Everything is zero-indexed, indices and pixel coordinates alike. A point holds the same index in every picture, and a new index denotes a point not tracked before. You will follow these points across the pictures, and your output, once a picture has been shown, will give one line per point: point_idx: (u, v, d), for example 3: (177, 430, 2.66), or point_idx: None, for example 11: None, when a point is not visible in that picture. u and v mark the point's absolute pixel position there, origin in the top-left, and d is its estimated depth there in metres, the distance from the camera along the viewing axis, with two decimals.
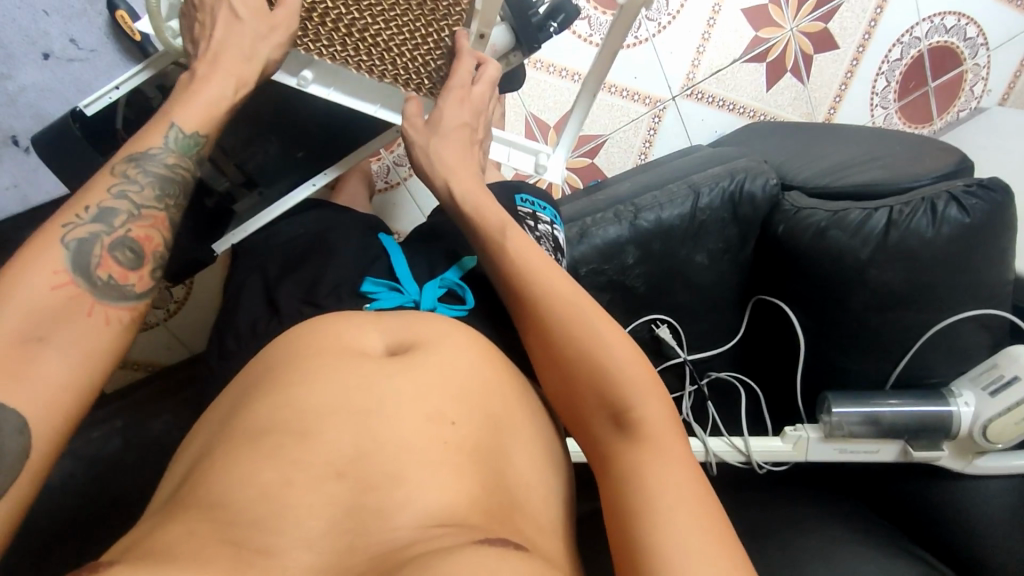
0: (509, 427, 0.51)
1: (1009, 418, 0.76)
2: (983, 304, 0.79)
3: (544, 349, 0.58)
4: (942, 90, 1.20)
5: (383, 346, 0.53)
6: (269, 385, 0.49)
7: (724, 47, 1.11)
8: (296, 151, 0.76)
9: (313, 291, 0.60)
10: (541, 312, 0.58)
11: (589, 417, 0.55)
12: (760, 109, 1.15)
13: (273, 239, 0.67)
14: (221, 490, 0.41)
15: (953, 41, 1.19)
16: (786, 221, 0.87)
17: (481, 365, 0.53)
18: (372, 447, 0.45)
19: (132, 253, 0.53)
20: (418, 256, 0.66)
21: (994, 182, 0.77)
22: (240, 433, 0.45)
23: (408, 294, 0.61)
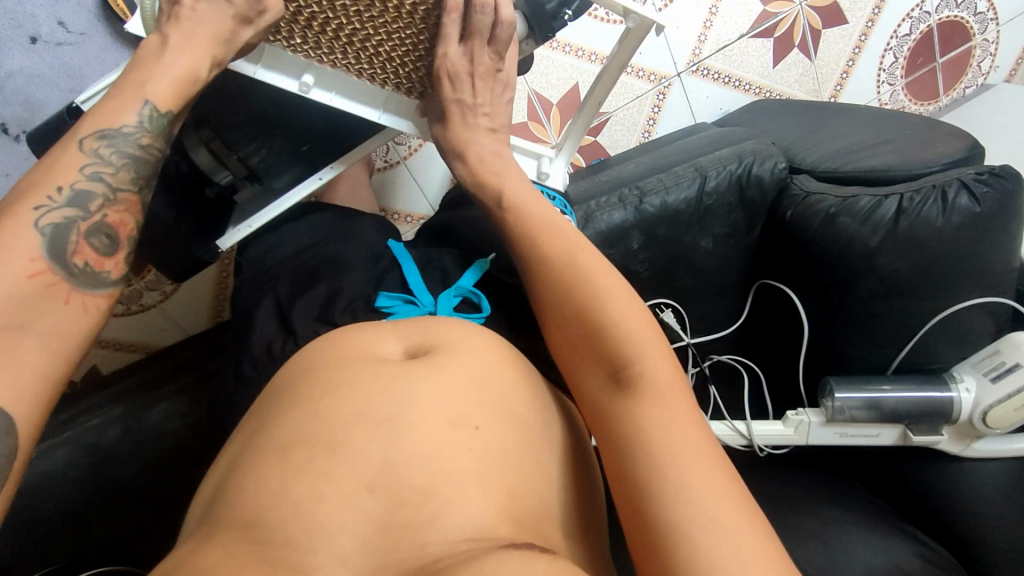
0: (533, 426, 0.49)
1: (1008, 405, 0.77)
2: (988, 292, 0.80)
3: (554, 312, 0.57)
4: (950, 66, 1.18)
5: (402, 350, 0.52)
6: (292, 399, 0.48)
7: (731, 22, 1.08)
8: (300, 144, 0.72)
9: (328, 308, 0.59)
10: (557, 296, 0.57)
11: (590, 376, 0.54)
12: (765, 86, 1.12)
13: (277, 250, 0.67)
14: (254, 508, 0.41)
15: (964, 16, 1.16)
16: (794, 206, 0.86)
17: (503, 368, 0.51)
18: (399, 458, 0.44)
19: (105, 239, 0.51)
20: (430, 265, 0.65)
21: (1006, 170, 0.76)
22: (266, 444, 0.45)
23: (423, 305, 0.60)
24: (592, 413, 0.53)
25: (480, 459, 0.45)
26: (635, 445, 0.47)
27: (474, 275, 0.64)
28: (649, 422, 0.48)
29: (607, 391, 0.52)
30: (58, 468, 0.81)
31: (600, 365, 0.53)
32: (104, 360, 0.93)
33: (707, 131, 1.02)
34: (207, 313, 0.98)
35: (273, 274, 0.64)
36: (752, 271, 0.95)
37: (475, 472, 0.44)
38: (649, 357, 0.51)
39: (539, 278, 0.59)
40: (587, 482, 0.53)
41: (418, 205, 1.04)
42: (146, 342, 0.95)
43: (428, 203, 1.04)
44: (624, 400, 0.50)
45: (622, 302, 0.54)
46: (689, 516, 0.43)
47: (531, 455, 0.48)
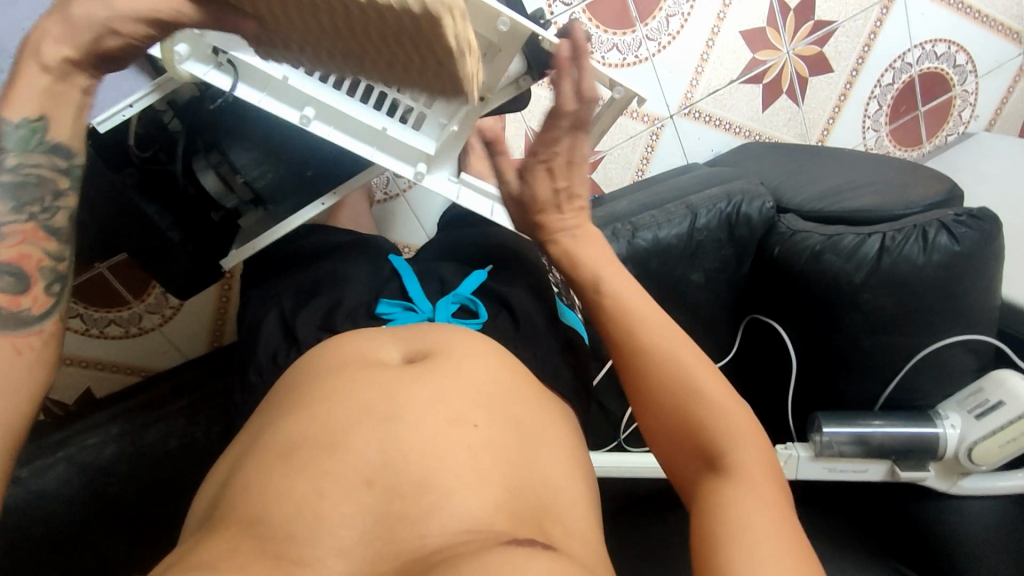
0: (529, 426, 0.49)
1: (991, 443, 0.78)
2: (970, 330, 0.82)
3: (637, 381, 0.57)
4: (931, 115, 1.24)
5: (400, 355, 0.52)
6: (290, 406, 0.48)
7: (722, 68, 1.10)
8: (303, 171, 0.65)
9: (329, 319, 0.59)
10: (641, 363, 0.56)
11: (683, 453, 0.54)
12: (756, 129, 1.17)
13: (284, 269, 0.65)
14: (257, 504, 0.41)
15: (944, 68, 1.21)
16: (781, 243, 0.89)
17: (502, 372, 0.51)
18: (398, 455, 0.43)
19: (8, 279, 0.44)
20: (430, 275, 0.65)
21: (983, 213, 0.79)
22: (268, 447, 0.45)
23: (421, 312, 0.60)
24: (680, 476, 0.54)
25: (476, 454, 0.44)
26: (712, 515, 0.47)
27: (473, 283, 0.63)
28: (736, 507, 0.47)
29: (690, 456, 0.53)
30: (51, 487, 0.80)
31: (693, 446, 0.53)
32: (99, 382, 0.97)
33: (696, 171, 1.06)
34: (205, 338, 1.02)
35: (277, 289, 0.64)
36: (740, 306, 0.97)
37: (474, 465, 0.44)
38: (733, 430, 0.52)
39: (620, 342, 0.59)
40: (591, 491, 0.51)
41: (415, 236, 1.07)
42: (141, 365, 0.99)
43: (425, 232, 1.08)
44: (710, 475, 0.51)
45: (709, 378, 0.55)
46: None
47: (530, 455, 0.47)
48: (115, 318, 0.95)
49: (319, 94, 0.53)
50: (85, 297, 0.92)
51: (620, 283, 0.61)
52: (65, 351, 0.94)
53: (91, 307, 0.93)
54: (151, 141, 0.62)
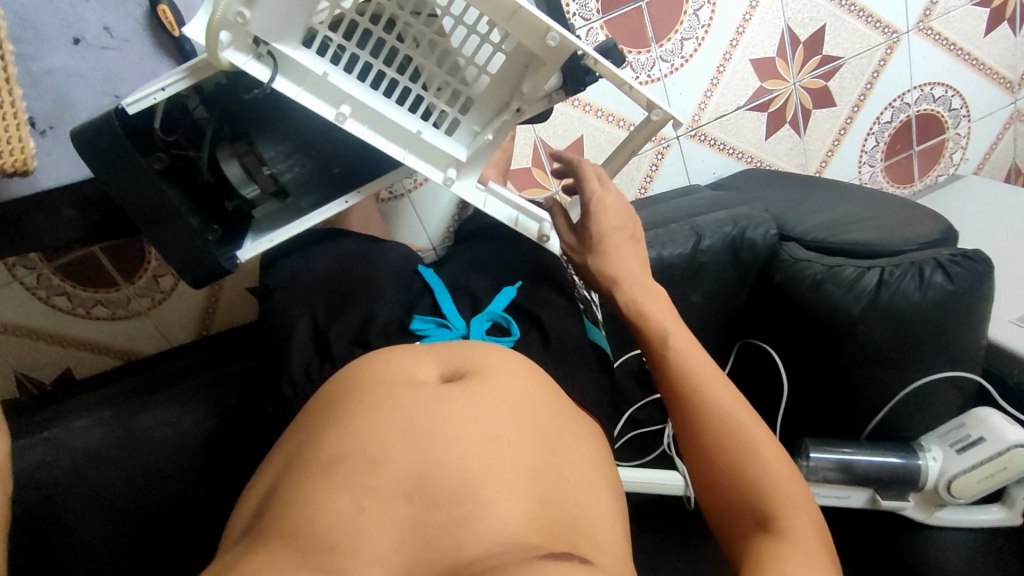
0: (562, 440, 0.48)
1: (969, 477, 0.81)
2: (957, 367, 0.85)
3: (687, 435, 0.57)
4: (924, 154, 1.28)
5: (438, 375, 0.50)
6: (325, 423, 0.47)
7: (730, 94, 1.13)
8: (331, 167, 0.61)
9: (363, 333, 0.59)
10: (695, 422, 0.56)
11: (733, 508, 0.53)
12: (757, 156, 1.20)
13: (313, 263, 0.65)
14: (300, 516, 0.40)
15: (939, 110, 1.25)
16: (784, 271, 0.91)
17: (536, 390, 0.50)
18: (435, 468, 0.42)
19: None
20: (461, 288, 0.64)
21: (977, 254, 0.82)
22: (310, 462, 0.44)
23: (456, 329, 0.59)
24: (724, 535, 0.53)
25: (512, 469, 0.44)
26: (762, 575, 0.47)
27: (504, 300, 0.62)
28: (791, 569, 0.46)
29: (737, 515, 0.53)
30: (27, 468, 0.76)
31: (744, 504, 0.53)
32: (80, 363, 0.96)
33: (699, 194, 1.07)
34: (194, 325, 1.00)
35: (302, 297, 0.62)
36: (736, 330, 0.99)
37: (512, 481, 0.43)
38: (787, 492, 0.51)
39: (671, 395, 0.59)
40: (622, 506, 0.49)
41: (418, 238, 1.07)
42: (125, 349, 0.98)
43: (427, 236, 1.07)
44: (758, 536, 0.51)
45: (765, 441, 0.54)
46: None
47: (562, 467, 0.46)
48: (103, 300, 0.94)
49: (356, 91, 0.53)
50: (74, 277, 0.91)
51: (677, 333, 0.60)
52: (48, 330, 0.93)
53: (78, 286, 0.92)
54: (174, 126, 0.58)
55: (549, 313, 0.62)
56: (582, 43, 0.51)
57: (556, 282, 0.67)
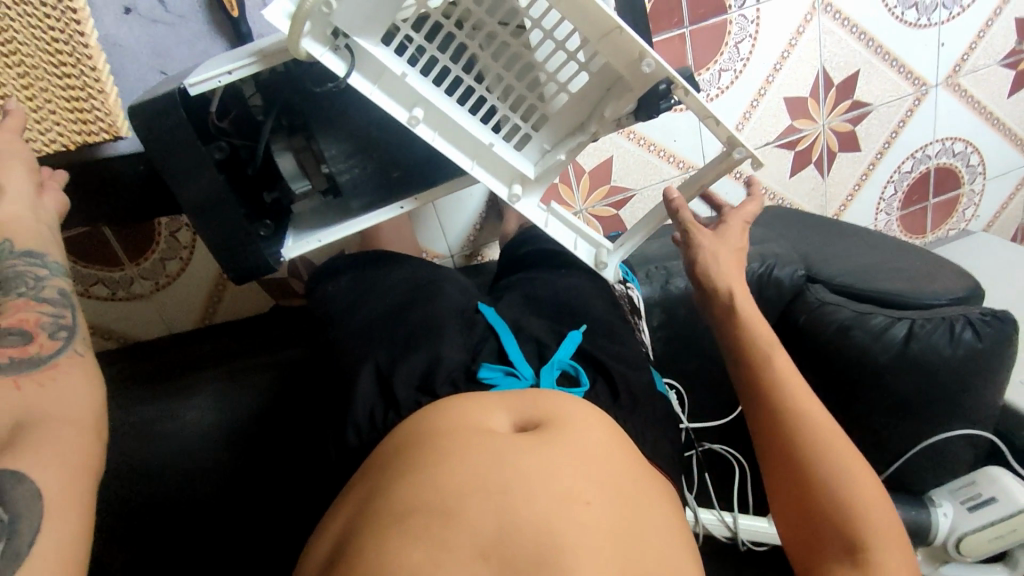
0: (643, 496, 0.47)
1: (978, 535, 0.82)
2: (973, 425, 0.86)
3: (783, 459, 0.58)
4: (938, 208, 1.30)
5: (510, 424, 0.50)
6: (399, 470, 0.46)
7: (760, 129, 1.13)
8: (391, 171, 0.57)
9: (428, 379, 0.54)
10: (796, 448, 0.57)
11: (823, 538, 0.55)
12: (779, 193, 1.20)
13: (377, 282, 0.64)
14: (377, 571, 0.40)
15: (957, 164, 1.26)
16: (807, 312, 0.90)
17: (614, 443, 0.49)
18: (514, 527, 0.42)
19: (16, 335, 0.46)
20: (525, 331, 0.59)
21: (1006, 315, 0.82)
22: (384, 512, 0.44)
23: (524, 379, 0.55)
24: (800, 551, 0.57)
25: (595, 534, 0.42)
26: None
27: (571, 346, 0.58)
28: None
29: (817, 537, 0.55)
30: None
31: (835, 537, 0.54)
32: None
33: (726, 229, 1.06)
34: (196, 314, 0.96)
35: (367, 331, 0.59)
36: None
37: (593, 545, 0.41)
38: (877, 525, 0.53)
39: (770, 417, 0.59)
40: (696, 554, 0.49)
41: (437, 244, 1.03)
42: (122, 331, 0.94)
43: (446, 243, 1.04)
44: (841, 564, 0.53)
45: (857, 468, 0.55)
46: None
47: (644, 529, 0.44)
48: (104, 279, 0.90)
49: (432, 95, 0.51)
50: (77, 252, 0.87)
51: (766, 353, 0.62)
52: None
53: (81, 263, 0.88)
54: (228, 112, 0.55)
55: (619, 366, 0.58)
56: (672, 73, 0.50)
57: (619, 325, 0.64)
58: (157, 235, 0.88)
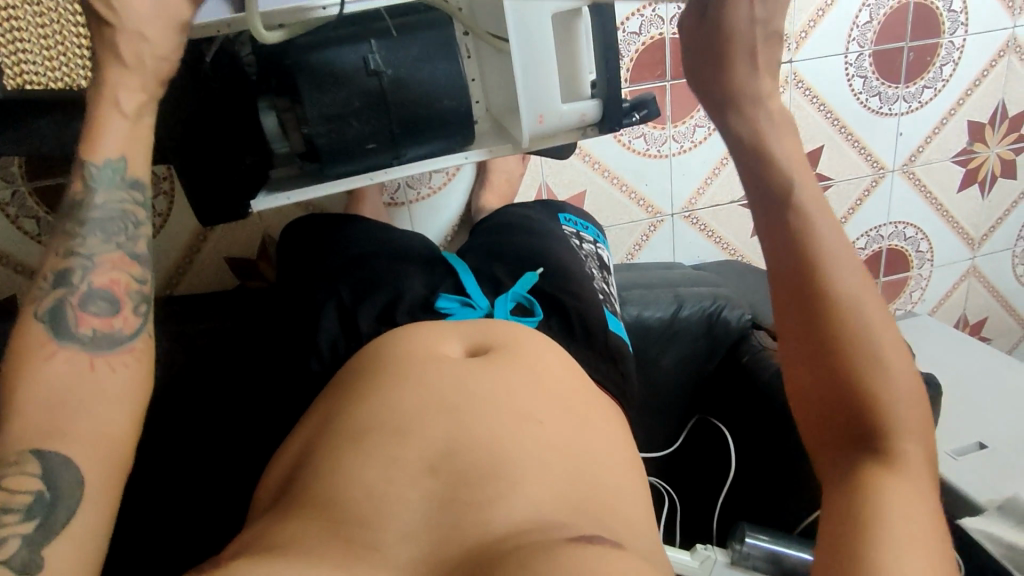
0: (597, 426, 0.48)
1: None
2: None
3: (836, 333, 0.44)
4: (889, 287, 1.37)
5: (462, 349, 0.52)
6: (358, 393, 0.48)
7: (728, 186, 1.19)
8: (365, 142, 0.59)
9: (388, 312, 0.57)
10: (843, 308, 0.44)
11: (859, 419, 0.43)
12: (740, 250, 1.26)
13: (351, 230, 0.67)
14: (332, 487, 0.41)
15: (907, 249, 1.34)
16: (750, 353, 0.93)
17: (570, 378, 0.51)
18: (466, 443, 0.43)
19: (106, 302, 0.47)
20: (485, 273, 0.63)
21: (930, 379, 0.87)
22: (340, 435, 0.45)
23: (479, 308, 0.59)
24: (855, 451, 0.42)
25: (544, 449, 0.43)
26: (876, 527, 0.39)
27: (526, 284, 0.60)
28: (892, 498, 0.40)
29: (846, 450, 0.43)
30: None
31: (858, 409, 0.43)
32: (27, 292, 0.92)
33: (682, 270, 1.12)
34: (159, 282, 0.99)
35: (326, 275, 0.61)
36: (691, 407, 1.01)
37: (541, 456, 0.43)
38: (906, 418, 0.43)
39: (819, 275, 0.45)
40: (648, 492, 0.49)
41: None
42: None
43: None
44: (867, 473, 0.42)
45: (899, 353, 0.44)
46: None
47: (596, 456, 0.45)
48: None
49: None
50: (48, 202, 0.88)
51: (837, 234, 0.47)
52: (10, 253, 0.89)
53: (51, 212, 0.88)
54: (220, 66, 0.61)
55: (576, 302, 0.59)
56: None
57: (580, 270, 0.64)
58: None
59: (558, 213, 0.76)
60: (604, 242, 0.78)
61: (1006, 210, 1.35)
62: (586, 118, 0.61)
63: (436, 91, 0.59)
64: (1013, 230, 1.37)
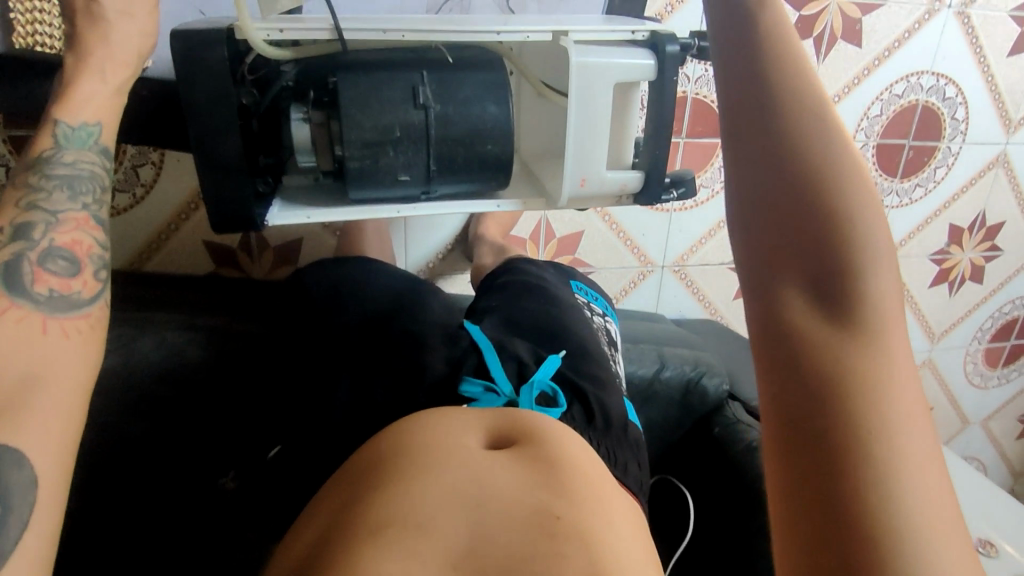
0: (616, 520, 0.46)
1: None
2: None
3: (801, 191, 0.35)
4: None
5: (487, 440, 0.50)
6: (378, 485, 0.45)
7: (719, 249, 1.21)
8: (400, 174, 0.56)
9: (409, 389, 0.57)
10: (811, 158, 0.36)
11: (823, 282, 0.34)
12: (720, 310, 1.28)
13: (372, 290, 0.68)
14: (343, 575, 0.38)
15: None
16: (723, 426, 0.94)
17: (587, 467, 0.49)
18: (488, 539, 0.40)
19: (66, 260, 0.45)
20: (507, 349, 0.61)
21: None
22: (353, 525, 0.42)
23: (504, 394, 0.56)
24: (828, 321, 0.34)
25: (564, 545, 0.41)
26: (872, 432, 0.31)
27: (550, 369, 0.59)
28: (868, 372, 0.32)
29: (801, 345, 0.34)
30: None
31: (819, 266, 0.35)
32: None
33: (665, 325, 1.13)
34: (126, 257, 0.93)
35: (354, 344, 0.62)
36: (658, 463, 1.01)
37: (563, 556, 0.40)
38: (883, 271, 0.34)
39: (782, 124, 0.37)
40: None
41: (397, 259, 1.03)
42: None
43: (405, 261, 1.04)
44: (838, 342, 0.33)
45: (869, 200, 0.35)
46: (909, 504, 0.29)
47: (615, 545, 0.43)
48: None
49: None
50: (22, 150, 0.80)
51: (796, 70, 0.38)
52: None
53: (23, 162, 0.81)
54: (258, 69, 0.56)
55: (595, 390, 0.59)
56: None
57: (595, 352, 0.65)
58: (118, 163, 0.87)
59: (571, 281, 0.79)
60: (612, 313, 0.80)
61: (968, 311, 1.41)
62: (626, 188, 0.60)
63: (482, 134, 0.57)
64: (971, 330, 1.44)
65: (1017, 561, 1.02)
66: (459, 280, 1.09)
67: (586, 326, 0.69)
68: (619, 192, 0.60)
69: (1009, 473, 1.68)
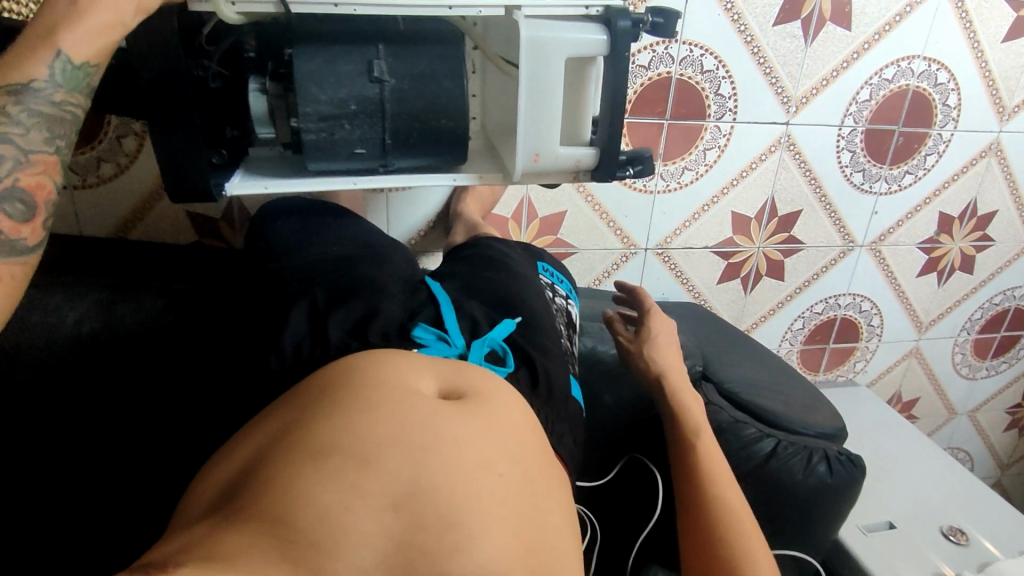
0: (547, 485, 0.49)
1: None
2: (807, 550, 0.93)
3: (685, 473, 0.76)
4: (836, 352, 1.42)
5: (436, 389, 0.51)
6: (324, 410, 0.46)
7: (703, 232, 1.20)
8: (355, 147, 0.58)
9: (360, 327, 0.57)
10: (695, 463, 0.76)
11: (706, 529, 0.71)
12: (703, 293, 1.28)
13: (322, 233, 0.69)
14: (285, 502, 0.40)
15: (859, 320, 1.38)
16: None
17: (527, 433, 0.51)
18: (429, 485, 0.42)
19: None
20: (463, 308, 0.62)
21: (856, 461, 0.90)
22: (298, 450, 0.43)
23: (454, 347, 0.58)
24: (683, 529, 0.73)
25: (500, 500, 0.44)
26: None
27: (504, 331, 0.61)
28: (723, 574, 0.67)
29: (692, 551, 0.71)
30: None
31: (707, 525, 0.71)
32: None
33: None
34: (111, 225, 0.94)
35: (311, 274, 0.62)
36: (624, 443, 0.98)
37: (492, 512, 0.43)
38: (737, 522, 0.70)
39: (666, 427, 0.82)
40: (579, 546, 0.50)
41: None
42: None
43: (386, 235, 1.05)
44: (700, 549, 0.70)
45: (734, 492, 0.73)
46: None
47: (541, 509, 0.46)
48: None
49: None
50: None
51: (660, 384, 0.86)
52: None
53: None
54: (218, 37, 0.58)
55: (543, 358, 0.61)
56: None
57: (549, 324, 0.67)
58: (101, 132, 0.88)
59: (538, 261, 0.83)
60: (572, 295, 0.85)
61: (957, 301, 1.40)
62: (580, 164, 0.61)
63: (438, 109, 0.58)
64: (959, 321, 1.43)
65: (986, 549, 1.02)
66: (439, 258, 1.10)
67: (541, 295, 0.71)
68: (575, 167, 0.61)
69: (996, 464, 1.67)
